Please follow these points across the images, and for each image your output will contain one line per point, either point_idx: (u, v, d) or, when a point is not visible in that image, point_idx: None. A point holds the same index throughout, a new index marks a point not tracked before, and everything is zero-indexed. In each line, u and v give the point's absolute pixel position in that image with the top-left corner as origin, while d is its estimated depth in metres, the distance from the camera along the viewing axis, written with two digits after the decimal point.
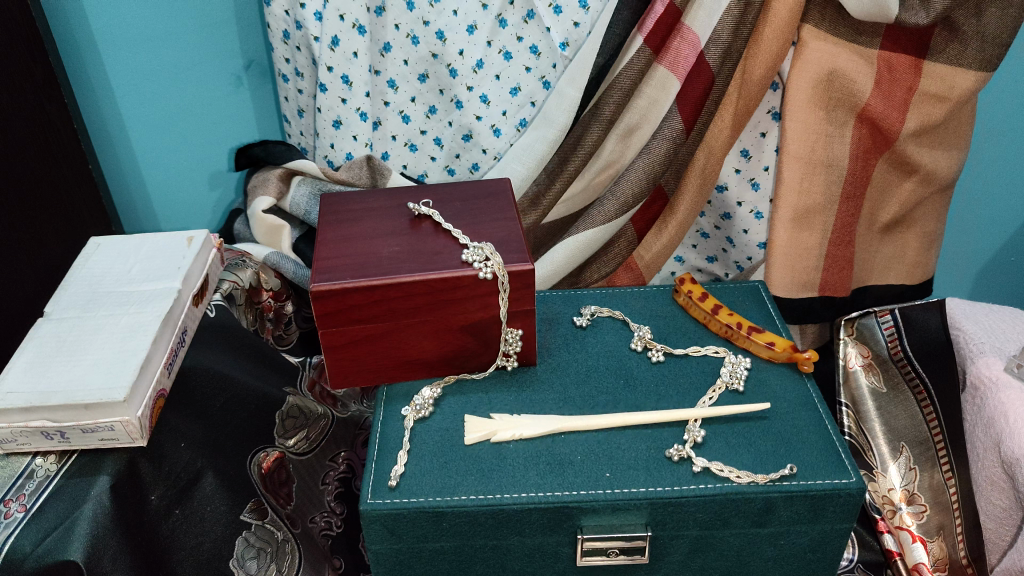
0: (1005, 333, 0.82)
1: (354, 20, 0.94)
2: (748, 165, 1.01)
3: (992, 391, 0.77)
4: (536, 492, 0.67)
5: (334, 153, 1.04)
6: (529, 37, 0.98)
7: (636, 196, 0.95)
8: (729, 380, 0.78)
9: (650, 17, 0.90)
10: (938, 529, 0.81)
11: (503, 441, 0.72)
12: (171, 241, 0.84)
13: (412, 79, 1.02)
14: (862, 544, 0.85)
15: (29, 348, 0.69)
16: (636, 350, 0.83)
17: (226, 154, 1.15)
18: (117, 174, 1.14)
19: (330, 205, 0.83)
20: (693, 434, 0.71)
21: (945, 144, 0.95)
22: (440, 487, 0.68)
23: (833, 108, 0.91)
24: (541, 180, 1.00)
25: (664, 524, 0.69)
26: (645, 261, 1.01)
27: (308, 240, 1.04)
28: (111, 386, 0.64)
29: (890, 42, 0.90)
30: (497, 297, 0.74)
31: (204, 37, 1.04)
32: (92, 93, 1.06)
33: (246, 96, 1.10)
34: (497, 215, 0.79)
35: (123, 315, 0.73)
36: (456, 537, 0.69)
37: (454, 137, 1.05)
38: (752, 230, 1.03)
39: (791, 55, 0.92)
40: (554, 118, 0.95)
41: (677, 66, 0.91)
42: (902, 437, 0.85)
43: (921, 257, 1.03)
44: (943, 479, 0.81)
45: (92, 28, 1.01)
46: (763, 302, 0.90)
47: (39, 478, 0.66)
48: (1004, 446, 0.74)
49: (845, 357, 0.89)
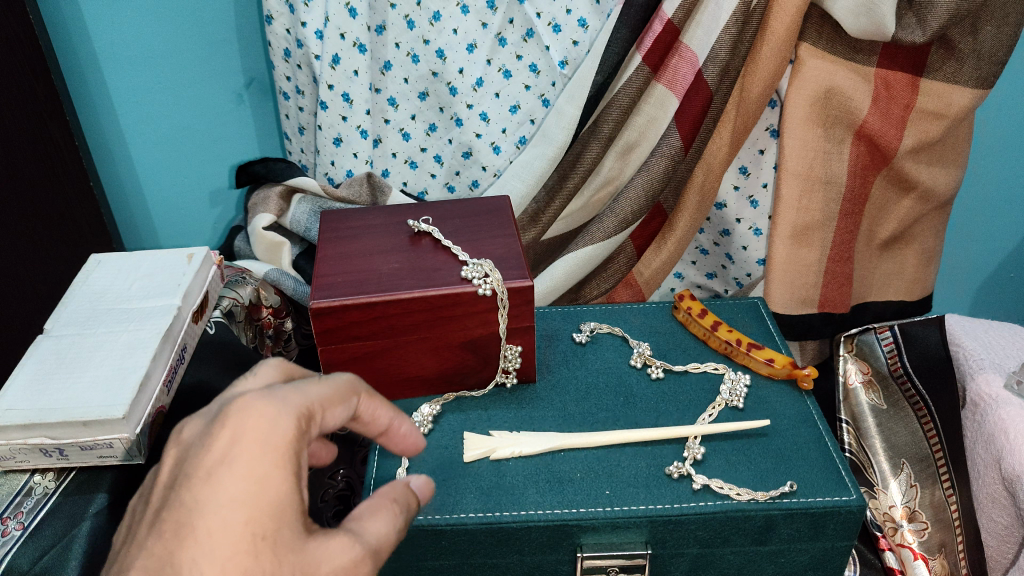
0: (1004, 350, 0.82)
1: (355, 39, 0.94)
2: (747, 182, 1.01)
3: (992, 408, 0.77)
4: (535, 509, 0.67)
5: (334, 170, 1.04)
6: (529, 55, 0.98)
7: (636, 213, 0.95)
8: (729, 397, 0.78)
9: (649, 36, 0.91)
10: (938, 547, 0.80)
11: (503, 459, 0.72)
12: (171, 258, 0.84)
13: (412, 97, 1.03)
14: (862, 561, 0.84)
15: (30, 364, 0.69)
16: (636, 367, 0.83)
17: (226, 171, 1.16)
18: (118, 188, 1.15)
19: (330, 222, 0.83)
20: (693, 451, 0.71)
21: (943, 161, 0.96)
22: (440, 505, 0.68)
23: (832, 125, 0.92)
24: (541, 197, 1.00)
25: (664, 541, 0.69)
26: (645, 276, 1.01)
27: (308, 256, 1.05)
28: (110, 403, 0.64)
29: (888, 61, 0.91)
30: (497, 314, 0.74)
31: (205, 55, 1.05)
32: (94, 109, 1.07)
33: (247, 113, 1.11)
34: (497, 232, 0.80)
35: (123, 332, 0.73)
36: (456, 555, 0.69)
37: (454, 155, 1.06)
38: (752, 246, 1.04)
39: (789, 73, 0.93)
40: (554, 136, 0.96)
41: (676, 84, 0.93)
42: (902, 454, 0.85)
43: (921, 274, 1.03)
44: (943, 496, 0.81)
45: (94, 47, 1.02)
46: (763, 319, 0.90)
47: (36, 496, 0.66)
48: (1004, 462, 0.73)
49: (845, 374, 0.90)
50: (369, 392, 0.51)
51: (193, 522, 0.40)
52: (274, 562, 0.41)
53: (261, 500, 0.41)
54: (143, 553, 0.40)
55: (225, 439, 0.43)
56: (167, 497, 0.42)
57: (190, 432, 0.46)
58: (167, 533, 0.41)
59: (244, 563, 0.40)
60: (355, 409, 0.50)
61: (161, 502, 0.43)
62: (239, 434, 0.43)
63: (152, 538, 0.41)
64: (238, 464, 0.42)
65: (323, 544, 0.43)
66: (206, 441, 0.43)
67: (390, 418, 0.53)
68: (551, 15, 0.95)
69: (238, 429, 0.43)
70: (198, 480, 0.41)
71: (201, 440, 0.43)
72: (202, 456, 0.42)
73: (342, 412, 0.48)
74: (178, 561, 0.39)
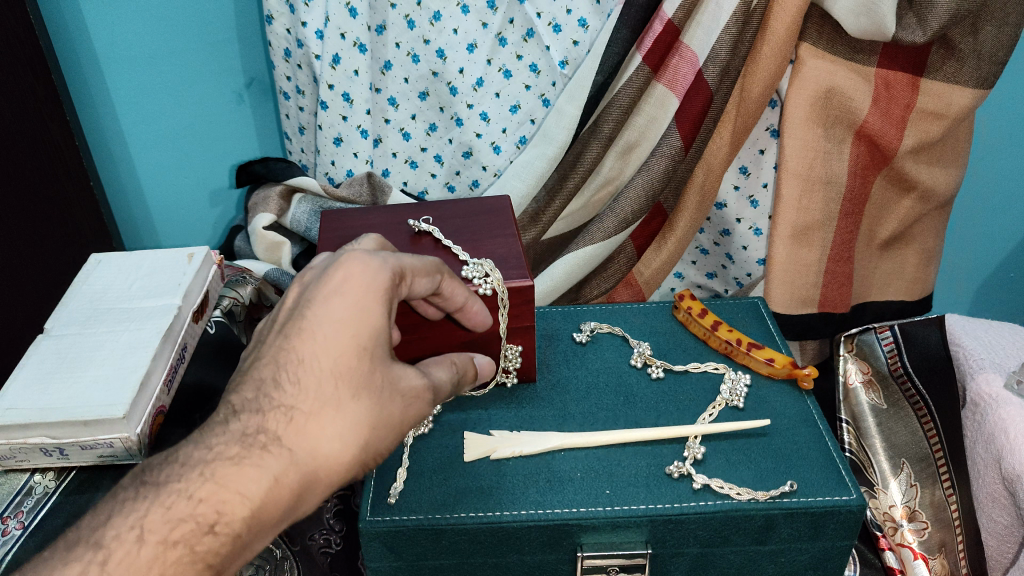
0: (1005, 349, 0.82)
1: (355, 39, 0.94)
2: (747, 182, 1.02)
3: (993, 408, 0.77)
4: (536, 509, 0.67)
5: (334, 170, 1.04)
6: (529, 55, 0.98)
7: (636, 213, 0.95)
8: (729, 397, 0.78)
9: (649, 36, 0.91)
10: (939, 547, 0.80)
11: (503, 458, 0.72)
12: (172, 258, 0.83)
13: (412, 97, 1.03)
14: (862, 561, 0.84)
15: (30, 364, 0.69)
16: (636, 367, 0.83)
17: (226, 171, 1.16)
18: (117, 188, 1.15)
19: (330, 222, 0.83)
20: (693, 451, 0.71)
21: (943, 161, 0.96)
22: (440, 504, 0.68)
23: (832, 125, 0.92)
24: (541, 197, 1.00)
25: (664, 541, 0.69)
26: (645, 276, 1.01)
27: (308, 256, 1.06)
28: (111, 402, 0.64)
29: (888, 61, 0.91)
30: (497, 314, 0.74)
31: (205, 56, 1.05)
32: (95, 110, 1.07)
33: (247, 113, 1.11)
34: (497, 232, 0.80)
35: (123, 332, 0.73)
36: (456, 554, 0.69)
37: (454, 154, 1.06)
38: (752, 246, 1.04)
39: (789, 73, 0.93)
40: (554, 136, 0.96)
41: (676, 84, 0.93)
42: (902, 453, 0.85)
43: (921, 274, 1.03)
44: (943, 495, 0.81)
45: (94, 47, 1.02)
46: (763, 319, 0.90)
47: (37, 496, 0.67)
48: (1004, 462, 0.73)
49: (845, 374, 0.90)
50: (452, 276, 0.64)
51: (313, 327, 0.51)
52: (371, 369, 0.52)
53: (364, 323, 0.52)
54: (272, 347, 0.52)
55: (341, 275, 0.53)
56: (293, 311, 0.53)
57: (308, 275, 0.56)
58: (292, 334, 0.52)
59: (349, 361, 0.51)
60: (436, 285, 0.62)
61: (285, 318, 0.54)
62: (351, 275, 0.53)
63: (280, 339, 0.52)
64: (349, 294, 0.52)
65: (403, 369, 0.55)
66: (325, 277, 0.54)
67: (467, 297, 0.66)
68: (551, 15, 0.95)
69: (350, 272, 0.53)
70: (317, 300, 0.52)
71: (319, 279, 0.54)
72: (322, 284, 0.53)
73: (427, 283, 0.60)
74: (301, 353, 0.51)
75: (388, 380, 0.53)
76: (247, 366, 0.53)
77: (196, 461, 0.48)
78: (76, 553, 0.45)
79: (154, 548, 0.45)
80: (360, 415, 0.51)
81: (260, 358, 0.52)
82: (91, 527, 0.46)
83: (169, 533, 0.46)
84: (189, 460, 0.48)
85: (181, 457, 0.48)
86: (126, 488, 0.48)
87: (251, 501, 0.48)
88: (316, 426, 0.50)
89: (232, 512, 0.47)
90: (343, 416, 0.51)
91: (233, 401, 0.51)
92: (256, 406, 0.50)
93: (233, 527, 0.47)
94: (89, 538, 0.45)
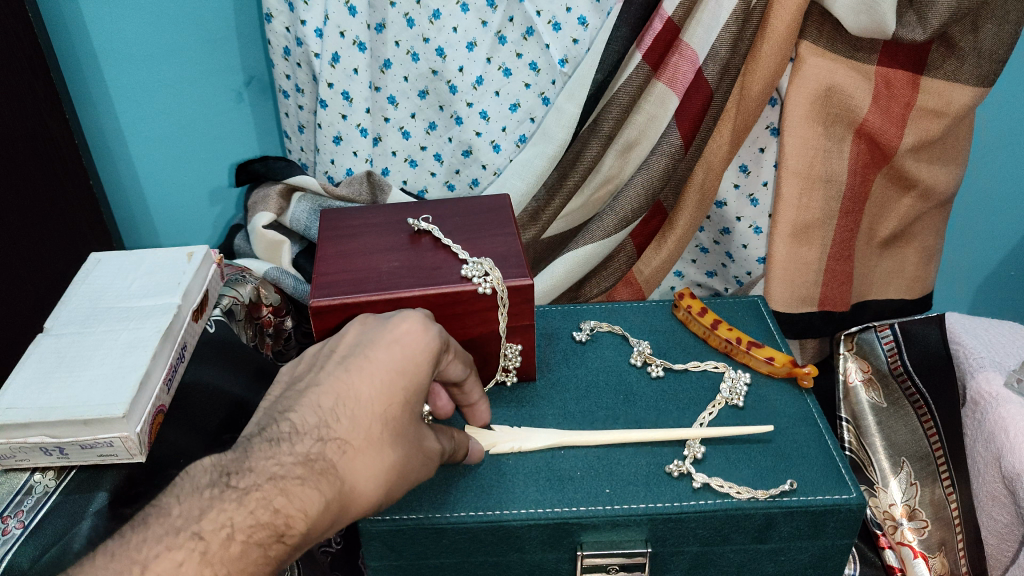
0: (1005, 348, 0.82)
1: (354, 37, 0.94)
2: (747, 181, 1.01)
3: (993, 406, 0.77)
4: (536, 508, 0.67)
5: (334, 169, 1.04)
6: (529, 53, 0.98)
7: (636, 212, 0.95)
8: (729, 396, 0.78)
9: (649, 34, 0.91)
10: (939, 545, 0.80)
11: (503, 454, 0.72)
12: (171, 257, 0.83)
13: (411, 96, 1.03)
14: (862, 559, 0.84)
15: (30, 363, 0.69)
16: (636, 366, 0.83)
17: (226, 170, 1.16)
18: (116, 186, 1.15)
19: (329, 221, 0.83)
20: (693, 450, 0.71)
21: (944, 160, 0.96)
22: (439, 504, 0.68)
23: (832, 123, 0.92)
24: (541, 196, 0.99)
25: (664, 540, 0.69)
26: (645, 275, 1.01)
27: (308, 255, 1.05)
28: (111, 402, 0.64)
29: (888, 59, 0.91)
30: (497, 312, 0.74)
31: (205, 54, 1.05)
32: (94, 108, 1.07)
33: (246, 111, 1.11)
34: (497, 231, 0.79)
35: (123, 331, 0.73)
36: (456, 553, 0.69)
37: (454, 153, 1.06)
38: (751, 245, 1.04)
39: (789, 71, 0.93)
40: (554, 134, 0.96)
41: (676, 82, 0.93)
42: (902, 451, 0.85)
43: (921, 272, 1.03)
44: (943, 494, 0.81)
45: (93, 44, 1.02)
46: (762, 318, 0.90)
47: (37, 495, 0.67)
48: (1004, 461, 0.73)
49: (845, 372, 0.89)
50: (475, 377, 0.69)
51: (373, 365, 0.55)
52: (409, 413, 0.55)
53: (416, 377, 0.56)
54: (333, 376, 0.55)
55: (405, 328, 0.58)
56: (353, 349, 0.57)
57: (369, 321, 0.60)
58: (353, 367, 0.55)
59: (395, 410, 0.54)
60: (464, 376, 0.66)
61: (346, 352, 0.57)
62: (414, 330, 0.58)
63: (339, 369, 0.55)
64: (410, 348, 0.57)
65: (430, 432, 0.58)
66: (391, 325, 0.58)
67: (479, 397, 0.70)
68: (550, 13, 0.95)
69: (415, 327, 0.58)
70: (381, 345, 0.56)
71: (381, 326, 0.59)
72: (387, 330, 0.57)
73: (459, 371, 0.65)
74: (358, 387, 0.54)
75: (418, 436, 0.56)
76: (305, 389, 0.55)
77: (270, 473, 0.50)
78: (176, 541, 0.46)
79: (238, 546, 0.47)
80: (394, 461, 0.54)
81: (317, 384, 0.55)
82: (185, 518, 0.48)
83: (250, 535, 0.48)
84: (264, 470, 0.50)
85: (257, 466, 0.50)
86: (213, 485, 0.49)
87: (311, 518, 0.49)
88: (361, 462, 0.52)
89: (296, 526, 0.49)
90: (383, 459, 0.53)
91: (295, 422, 0.52)
92: (317, 433, 0.52)
93: (295, 539, 0.49)
94: (188, 528, 0.47)
